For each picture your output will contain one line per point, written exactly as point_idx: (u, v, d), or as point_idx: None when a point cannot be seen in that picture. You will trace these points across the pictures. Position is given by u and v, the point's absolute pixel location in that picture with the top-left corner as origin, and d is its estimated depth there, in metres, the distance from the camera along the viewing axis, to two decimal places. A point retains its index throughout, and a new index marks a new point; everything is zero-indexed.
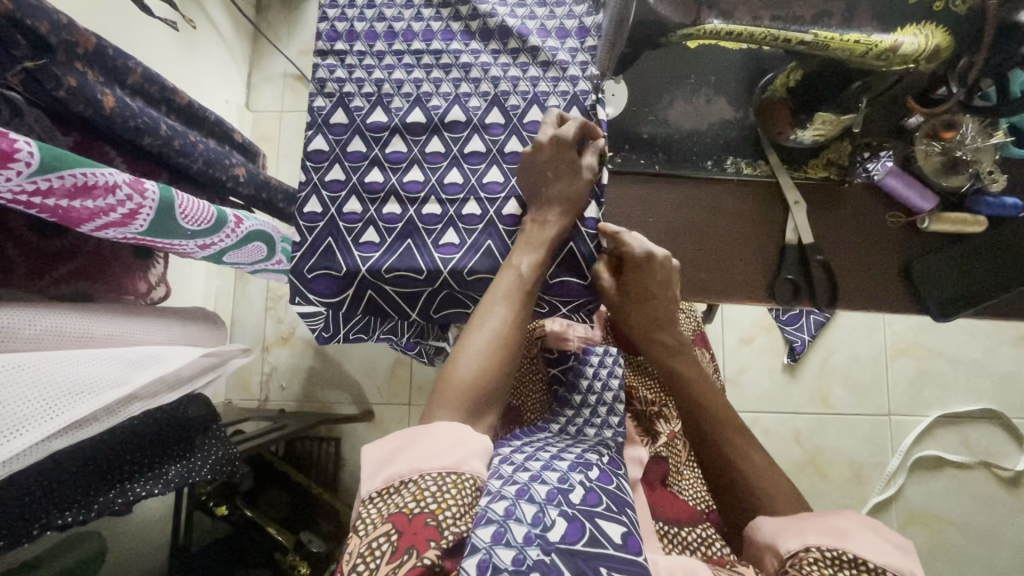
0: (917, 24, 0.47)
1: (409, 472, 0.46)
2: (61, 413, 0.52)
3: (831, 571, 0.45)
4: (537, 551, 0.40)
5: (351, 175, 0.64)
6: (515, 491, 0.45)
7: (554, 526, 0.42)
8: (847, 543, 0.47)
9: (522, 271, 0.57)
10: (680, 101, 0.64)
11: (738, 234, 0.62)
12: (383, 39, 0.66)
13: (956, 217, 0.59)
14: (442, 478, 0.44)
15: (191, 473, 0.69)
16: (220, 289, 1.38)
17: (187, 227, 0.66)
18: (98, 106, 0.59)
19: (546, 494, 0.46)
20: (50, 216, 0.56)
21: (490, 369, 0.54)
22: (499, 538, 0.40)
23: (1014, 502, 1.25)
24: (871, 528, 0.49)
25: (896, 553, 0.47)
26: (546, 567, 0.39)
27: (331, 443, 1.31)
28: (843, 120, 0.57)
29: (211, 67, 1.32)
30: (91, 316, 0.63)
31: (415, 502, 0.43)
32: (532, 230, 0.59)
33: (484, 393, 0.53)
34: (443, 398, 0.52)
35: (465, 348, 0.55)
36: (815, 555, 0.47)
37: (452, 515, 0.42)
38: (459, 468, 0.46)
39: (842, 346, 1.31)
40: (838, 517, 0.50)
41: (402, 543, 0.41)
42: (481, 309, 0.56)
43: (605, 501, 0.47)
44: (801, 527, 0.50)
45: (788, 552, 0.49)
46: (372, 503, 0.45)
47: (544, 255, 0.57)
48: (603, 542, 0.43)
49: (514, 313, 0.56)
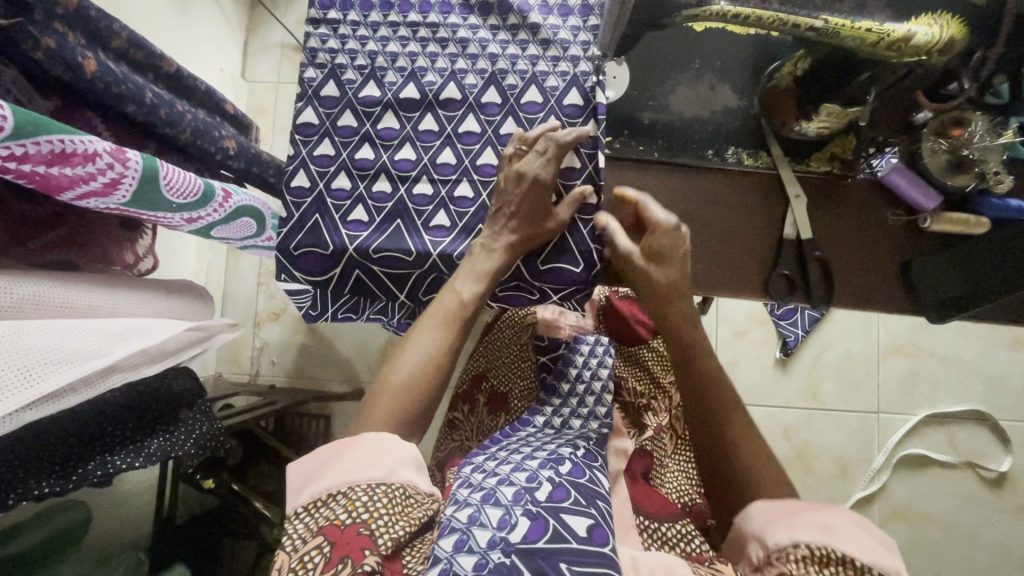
0: (932, 14, 0.42)
1: (335, 486, 0.47)
2: (38, 383, 0.51)
3: (817, 568, 0.45)
4: (499, 553, 0.42)
5: (340, 150, 0.62)
6: (481, 497, 0.47)
7: (516, 527, 0.44)
8: (836, 540, 0.46)
9: (463, 298, 0.57)
10: (682, 88, 0.62)
11: (737, 226, 0.60)
12: (378, 10, 0.63)
13: (958, 216, 0.57)
14: (372, 489, 0.46)
15: (174, 447, 0.69)
16: (212, 262, 1.36)
17: (172, 200, 0.65)
18: (78, 70, 0.56)
19: (513, 495, 0.47)
20: (27, 181, 0.54)
21: (418, 393, 0.53)
22: (461, 545, 0.42)
23: (995, 503, 1.26)
24: (860, 526, 0.48)
25: (883, 552, 0.46)
26: (506, 569, 0.41)
27: (321, 419, 1.31)
28: (851, 113, 0.55)
29: (207, 34, 1.29)
30: (69, 285, 0.61)
31: (346, 513, 0.44)
32: (478, 257, 0.58)
33: (410, 413, 0.53)
34: (375, 412, 0.52)
35: (399, 366, 0.55)
36: (803, 552, 0.46)
37: (386, 522, 0.44)
38: (388, 480, 0.47)
39: (835, 342, 1.31)
40: (828, 513, 0.49)
41: (336, 553, 0.42)
42: (416, 333, 0.56)
43: (573, 495, 0.48)
44: (792, 519, 0.49)
45: (774, 544, 0.48)
46: (299, 519, 0.46)
47: (486, 284, 0.57)
48: (566, 537, 0.44)
49: (449, 342, 0.56)
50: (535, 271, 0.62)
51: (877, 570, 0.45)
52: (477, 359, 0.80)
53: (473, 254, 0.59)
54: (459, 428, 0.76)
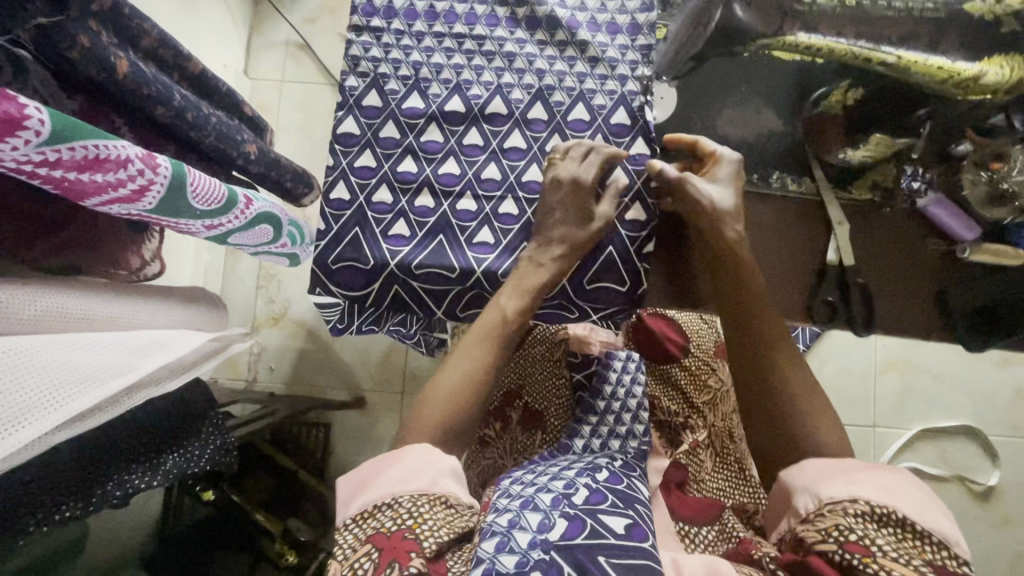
0: (1005, 56, 0.42)
1: (380, 496, 0.45)
2: (64, 404, 0.48)
3: (874, 526, 0.42)
4: (540, 551, 0.40)
5: (382, 162, 0.60)
6: (520, 504, 0.46)
7: (555, 526, 0.42)
8: (897, 501, 0.43)
9: (507, 314, 0.56)
10: (729, 111, 0.62)
11: (781, 249, 0.61)
12: (423, 19, 0.62)
13: (996, 249, 0.57)
14: (417, 497, 0.44)
15: (188, 464, 0.66)
16: (210, 264, 1.32)
17: (197, 207, 0.62)
18: (112, 70, 0.53)
19: (551, 501, 0.46)
20: (52, 187, 0.51)
21: (460, 407, 0.52)
22: (502, 547, 0.41)
23: (984, 514, 1.30)
24: (913, 485, 0.45)
25: (938, 514, 0.43)
26: (547, 565, 0.39)
27: (320, 428, 1.28)
28: (899, 145, 0.57)
29: (212, 29, 1.25)
30: (90, 295, 0.58)
31: (393, 521, 0.43)
32: (525, 272, 0.57)
33: (454, 426, 0.51)
34: (419, 425, 0.51)
35: (441, 380, 0.53)
36: (862, 508, 0.43)
37: (430, 527, 0.42)
38: (430, 490, 0.45)
39: (834, 357, 1.34)
40: (883, 473, 0.46)
41: (384, 559, 0.40)
42: (460, 347, 0.56)
43: (610, 498, 0.47)
44: (849, 475, 0.46)
45: (829, 497, 0.45)
46: (347, 530, 0.44)
47: (529, 300, 0.56)
48: (603, 532, 0.42)
49: (491, 357, 0.55)
50: (579, 287, 0.61)
51: (935, 535, 0.42)
52: (507, 374, 0.73)
53: (523, 270, 0.57)
54: (490, 447, 0.71)
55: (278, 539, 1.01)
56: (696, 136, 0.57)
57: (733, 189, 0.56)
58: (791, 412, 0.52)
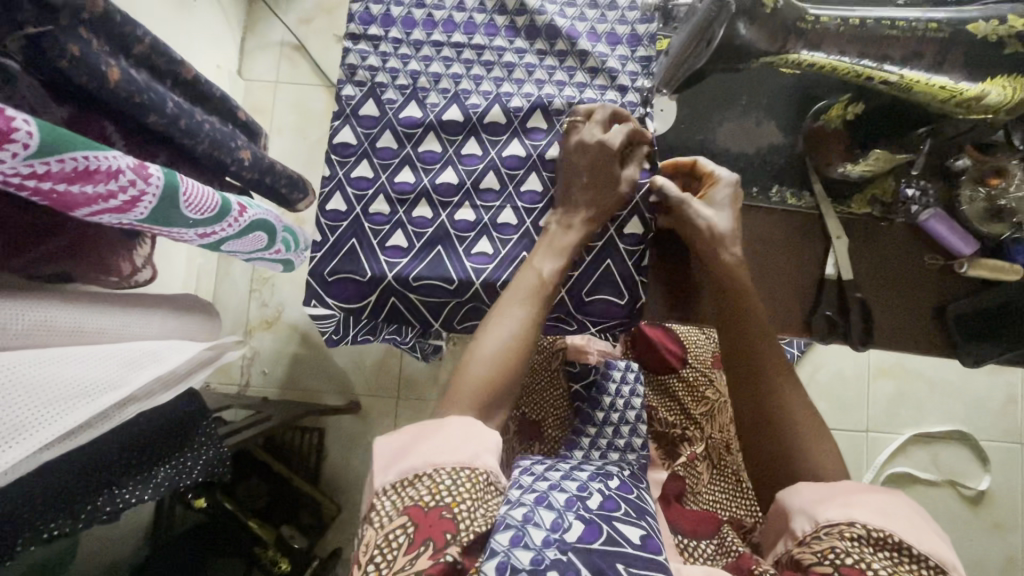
0: (1004, 76, 0.43)
1: (421, 467, 0.42)
2: (56, 420, 0.47)
3: (870, 549, 0.41)
4: (555, 550, 0.36)
5: (379, 172, 0.60)
6: (534, 497, 0.40)
7: (570, 528, 0.38)
8: (893, 526, 0.42)
9: (543, 275, 0.55)
10: (730, 123, 0.62)
11: (781, 260, 0.61)
12: (421, 28, 0.61)
13: (994, 264, 0.58)
14: (457, 473, 0.41)
15: (182, 476, 0.65)
16: (203, 267, 1.31)
17: (190, 216, 0.60)
18: (102, 79, 0.52)
19: (564, 500, 0.41)
20: (42, 198, 0.50)
21: (504, 370, 0.50)
22: (517, 541, 0.36)
23: (975, 518, 1.31)
24: (908, 510, 0.44)
25: (935, 539, 0.42)
26: (564, 566, 0.35)
27: (313, 433, 1.27)
28: (897, 159, 0.56)
29: (206, 30, 1.23)
30: (82, 309, 0.57)
31: (431, 495, 0.40)
32: (553, 235, 0.57)
33: (499, 390, 0.49)
34: (454, 397, 0.49)
35: (482, 345, 0.51)
36: (857, 531, 0.42)
37: (469, 508, 0.39)
38: (472, 464, 0.42)
39: (827, 362, 1.34)
40: (876, 495, 0.45)
41: (418, 535, 0.38)
42: (498, 310, 0.53)
43: (624, 506, 0.42)
44: (841, 499, 0.45)
45: (826, 519, 0.44)
46: (385, 497, 0.41)
47: (566, 259, 0.56)
48: (621, 541, 0.38)
49: (531, 318, 0.53)
50: (578, 300, 0.60)
51: (931, 559, 0.41)
52: None
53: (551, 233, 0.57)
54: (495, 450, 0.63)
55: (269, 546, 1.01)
56: (693, 157, 0.58)
57: (730, 213, 0.56)
58: (787, 430, 0.52)
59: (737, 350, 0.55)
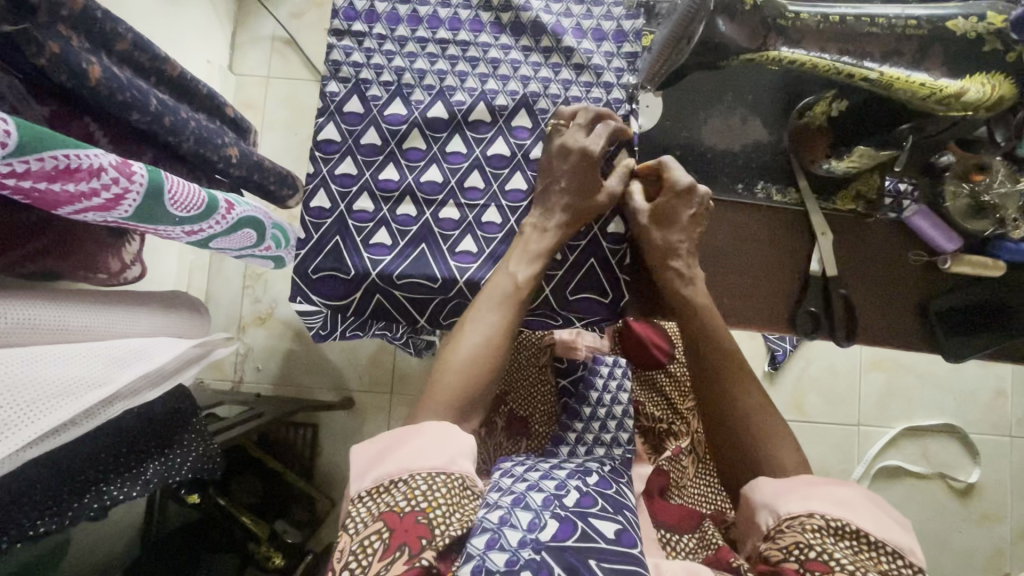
0: (985, 74, 0.43)
1: (397, 471, 0.43)
2: (37, 419, 0.47)
3: (834, 540, 0.42)
4: (529, 550, 0.36)
5: (363, 169, 0.59)
6: (511, 499, 0.41)
7: (545, 527, 0.38)
8: (851, 514, 0.43)
9: (518, 280, 0.55)
10: (715, 120, 0.62)
11: (763, 257, 0.61)
12: (406, 24, 0.61)
13: (977, 260, 0.58)
14: (432, 478, 0.42)
15: (171, 473, 0.64)
16: (195, 262, 1.30)
17: (175, 214, 0.60)
18: (83, 76, 0.52)
19: (542, 500, 0.41)
20: (22, 198, 0.50)
21: (477, 376, 0.51)
22: (492, 544, 0.37)
23: (964, 510, 1.32)
24: (876, 503, 0.45)
25: (900, 532, 0.43)
26: (538, 565, 0.36)
27: (307, 429, 1.28)
28: (881, 156, 0.56)
29: (196, 25, 1.22)
30: (64, 307, 0.57)
31: (406, 500, 0.40)
32: (530, 237, 0.57)
33: (472, 396, 0.50)
34: (428, 404, 0.49)
35: (455, 352, 0.52)
36: (819, 522, 0.43)
37: (444, 513, 0.39)
38: (449, 469, 0.43)
39: (819, 356, 1.35)
40: (842, 487, 0.46)
41: (394, 540, 0.38)
42: (471, 315, 0.54)
43: (601, 502, 0.42)
44: (805, 492, 0.46)
45: (789, 513, 0.45)
46: (361, 502, 0.42)
47: (540, 264, 0.56)
48: (594, 537, 0.38)
49: (504, 324, 0.53)
50: (563, 297, 0.60)
51: (891, 546, 0.42)
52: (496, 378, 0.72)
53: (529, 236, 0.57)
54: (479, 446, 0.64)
55: (262, 542, 1.00)
56: (660, 158, 0.58)
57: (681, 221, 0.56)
58: (767, 426, 0.53)
59: (710, 350, 0.56)
